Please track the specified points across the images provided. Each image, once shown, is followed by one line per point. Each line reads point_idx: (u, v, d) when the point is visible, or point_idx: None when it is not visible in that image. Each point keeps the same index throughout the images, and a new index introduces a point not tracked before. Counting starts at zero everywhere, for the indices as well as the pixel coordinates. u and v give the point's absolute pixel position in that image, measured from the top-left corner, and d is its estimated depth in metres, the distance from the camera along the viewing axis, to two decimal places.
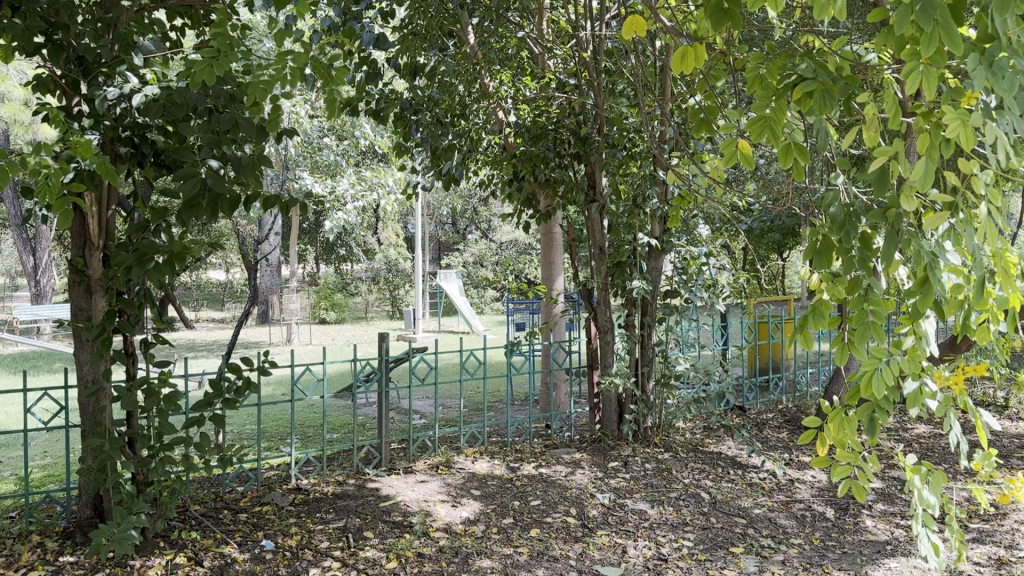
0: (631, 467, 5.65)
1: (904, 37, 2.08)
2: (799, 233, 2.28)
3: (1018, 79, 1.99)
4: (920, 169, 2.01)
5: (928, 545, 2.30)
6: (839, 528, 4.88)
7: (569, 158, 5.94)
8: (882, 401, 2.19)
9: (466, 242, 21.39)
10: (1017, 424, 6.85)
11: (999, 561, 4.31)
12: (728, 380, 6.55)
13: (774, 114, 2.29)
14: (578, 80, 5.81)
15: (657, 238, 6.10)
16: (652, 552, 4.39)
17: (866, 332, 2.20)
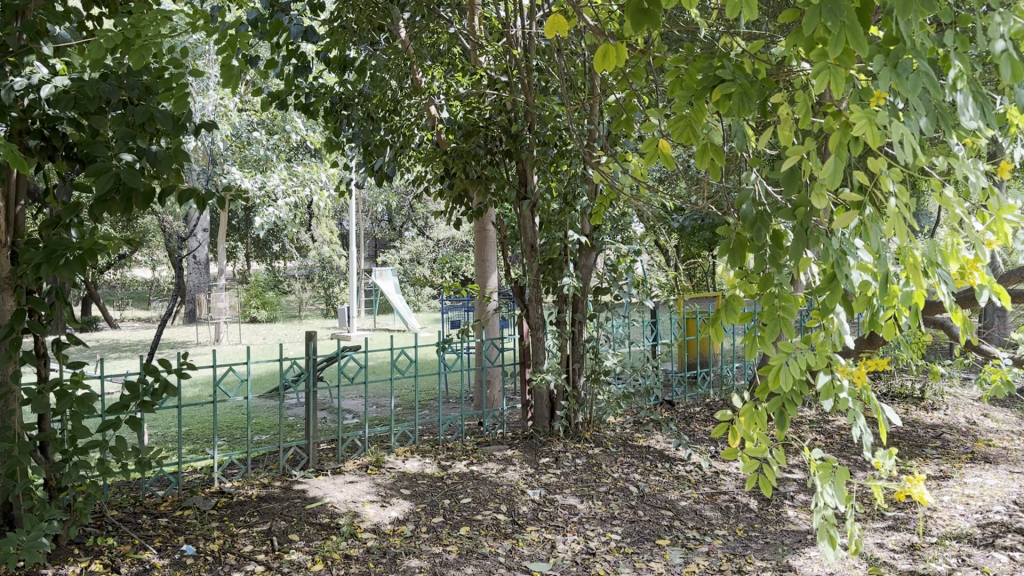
0: (562, 463, 5.68)
1: (814, 38, 2.13)
2: (714, 230, 2.35)
3: (920, 80, 2.07)
4: (829, 167, 2.06)
5: (827, 539, 2.36)
6: (762, 519, 4.99)
7: (500, 155, 5.90)
8: (791, 394, 2.25)
9: (402, 239, 21.20)
10: (931, 415, 7.11)
11: (912, 547, 4.47)
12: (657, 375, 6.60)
13: (692, 112, 2.33)
14: (509, 77, 5.81)
15: (587, 235, 6.14)
16: (581, 547, 4.42)
17: (777, 326, 2.27)
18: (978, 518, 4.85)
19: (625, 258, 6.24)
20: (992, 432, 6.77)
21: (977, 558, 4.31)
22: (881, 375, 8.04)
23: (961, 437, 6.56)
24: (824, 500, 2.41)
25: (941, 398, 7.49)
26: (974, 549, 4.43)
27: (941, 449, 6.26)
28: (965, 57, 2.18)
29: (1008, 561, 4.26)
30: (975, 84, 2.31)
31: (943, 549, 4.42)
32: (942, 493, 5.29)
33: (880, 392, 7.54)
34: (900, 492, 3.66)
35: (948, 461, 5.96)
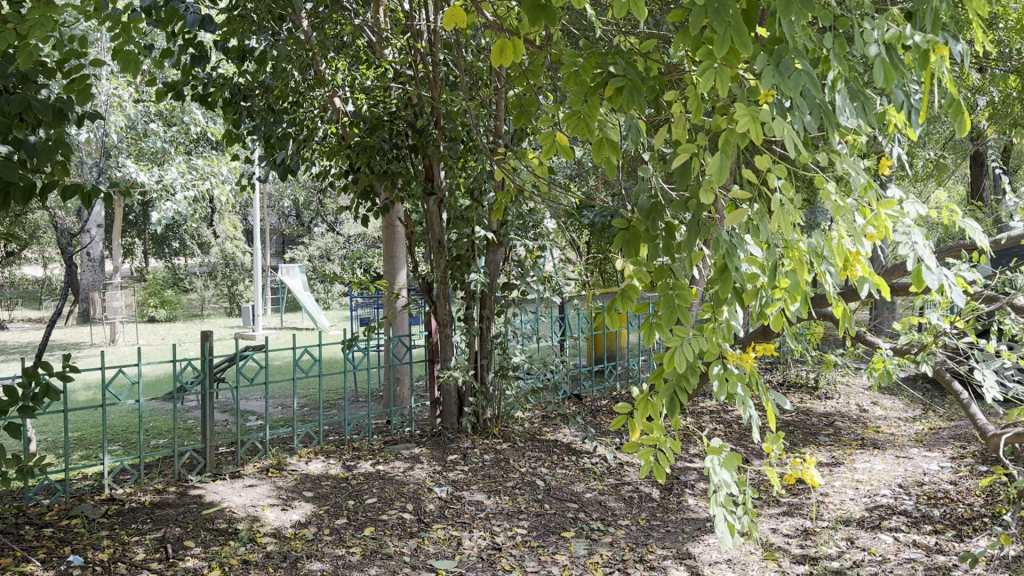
0: (470, 459, 5.67)
1: (701, 38, 2.18)
2: (611, 224, 2.40)
3: (802, 79, 2.14)
4: (716, 163, 2.12)
5: (724, 526, 2.30)
6: (663, 508, 5.10)
7: (406, 150, 5.82)
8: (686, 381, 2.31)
9: (311, 236, 20.78)
10: (825, 403, 7.41)
11: (805, 532, 4.64)
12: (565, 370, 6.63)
13: (588, 109, 2.36)
14: (415, 71, 5.75)
15: (494, 232, 6.14)
16: (486, 542, 4.42)
17: (671, 314, 2.34)
18: (866, 501, 5.08)
19: (532, 255, 6.29)
20: (880, 419, 7.11)
21: (865, 541, 4.51)
22: (778, 366, 8.34)
23: (851, 424, 6.86)
24: (721, 487, 2.39)
25: (834, 387, 7.81)
26: (862, 531, 4.63)
27: (833, 436, 6.53)
28: (844, 58, 2.28)
29: (892, 542, 4.47)
30: (854, 87, 2.43)
31: (834, 533, 4.61)
32: (834, 478, 5.52)
33: (777, 383, 7.82)
34: (789, 476, 3.62)
35: (839, 447, 6.22)
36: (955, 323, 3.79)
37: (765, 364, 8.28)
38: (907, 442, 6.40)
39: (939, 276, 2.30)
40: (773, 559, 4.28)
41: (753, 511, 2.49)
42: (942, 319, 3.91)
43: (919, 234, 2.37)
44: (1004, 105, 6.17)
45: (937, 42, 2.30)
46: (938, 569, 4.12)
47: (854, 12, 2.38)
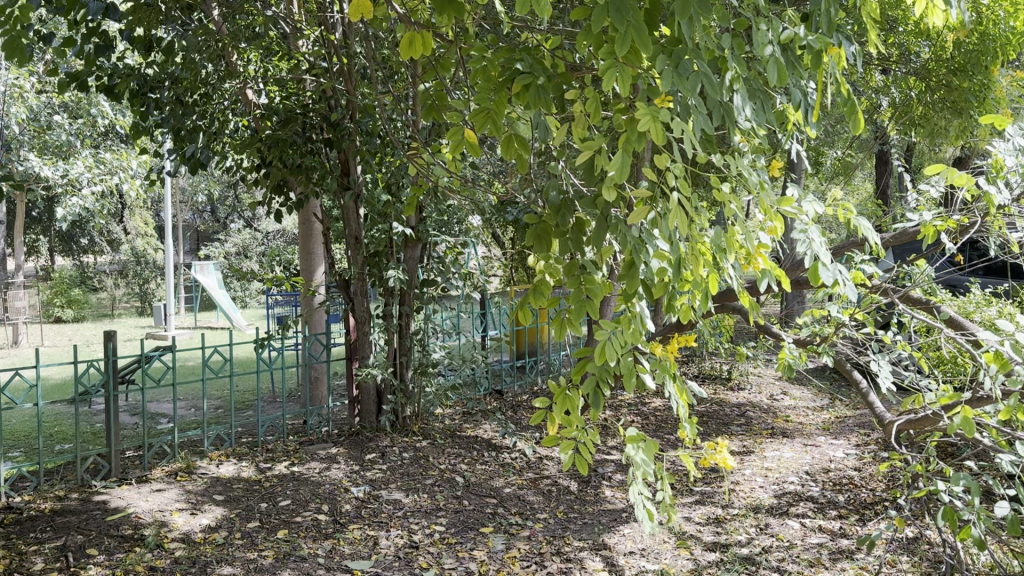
0: (388, 457, 5.63)
1: (603, 37, 2.21)
2: (521, 221, 2.40)
3: (699, 80, 2.21)
4: (618, 160, 2.15)
5: (645, 511, 2.33)
6: (581, 500, 5.16)
7: (320, 144, 5.67)
8: (605, 373, 2.32)
9: (227, 232, 20.28)
10: (737, 394, 7.61)
11: (717, 520, 4.76)
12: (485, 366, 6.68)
13: (496, 106, 2.35)
14: (329, 64, 5.65)
15: (412, 227, 6.10)
16: (403, 541, 4.40)
17: (582, 309, 2.35)
18: (775, 488, 5.24)
19: (453, 251, 6.29)
20: (789, 408, 7.34)
21: (773, 527, 4.65)
22: (694, 359, 8.53)
23: (763, 414, 7.07)
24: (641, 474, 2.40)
25: (746, 378, 8.03)
26: (770, 518, 4.78)
27: (745, 426, 6.72)
28: (742, 57, 2.35)
29: (799, 527, 4.63)
30: (753, 86, 2.51)
31: (744, 520, 4.74)
32: (745, 467, 5.68)
33: (692, 375, 8.00)
34: (702, 459, 3.66)
35: (750, 436, 6.40)
36: (854, 314, 3.92)
37: (681, 357, 8.45)
38: (814, 430, 6.62)
39: (833, 272, 2.39)
40: (685, 547, 4.38)
41: (670, 496, 2.52)
42: (842, 312, 3.97)
43: (815, 232, 2.45)
44: (905, 105, 6.41)
45: (828, 43, 2.39)
46: (841, 552, 4.29)
47: (753, 12, 2.45)
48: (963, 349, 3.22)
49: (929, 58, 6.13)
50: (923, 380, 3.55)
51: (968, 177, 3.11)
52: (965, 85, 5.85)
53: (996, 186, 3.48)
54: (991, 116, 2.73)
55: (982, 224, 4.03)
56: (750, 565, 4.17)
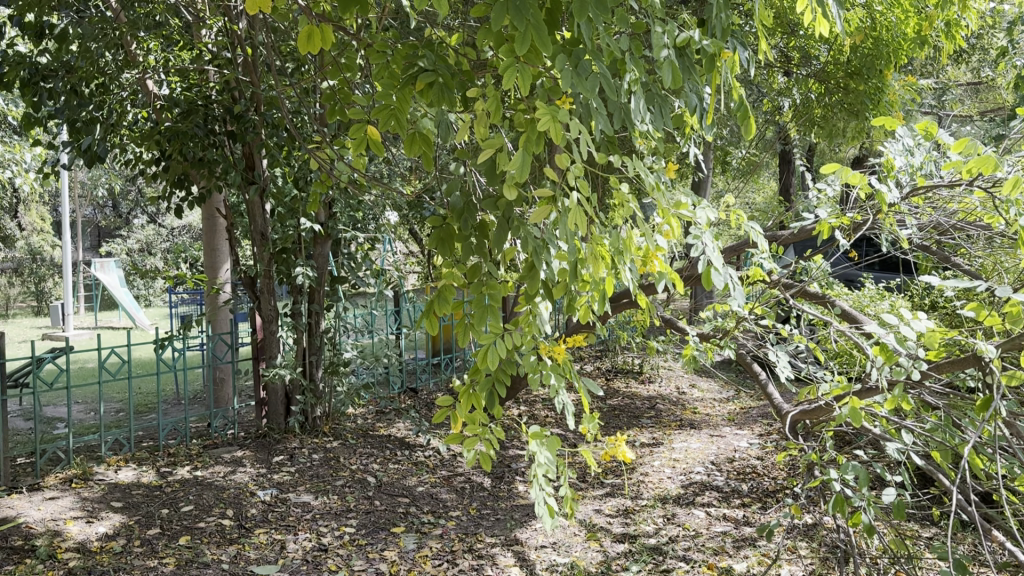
0: (297, 459, 5.52)
1: (504, 35, 2.19)
2: (423, 223, 2.36)
3: (598, 80, 2.23)
4: (519, 160, 2.15)
5: (545, 508, 2.36)
6: (494, 496, 5.18)
7: (224, 137, 5.51)
8: (500, 375, 2.37)
9: (131, 228, 19.54)
10: (648, 388, 7.76)
11: (626, 511, 4.85)
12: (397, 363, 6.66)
13: (398, 103, 2.29)
14: (233, 55, 5.48)
15: (321, 224, 6.00)
16: (312, 544, 4.32)
17: (484, 313, 2.32)
18: (682, 478, 5.37)
19: (363, 247, 6.24)
20: (697, 400, 7.54)
21: (680, 516, 4.76)
22: (606, 353, 8.66)
23: (672, 406, 7.23)
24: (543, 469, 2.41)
25: (657, 372, 8.20)
26: (677, 508, 4.89)
27: (655, 418, 6.86)
28: (638, 62, 2.41)
29: (704, 516, 4.76)
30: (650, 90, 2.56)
31: (652, 511, 4.84)
32: (654, 458, 5.80)
33: (604, 369, 8.13)
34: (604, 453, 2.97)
35: (660, 429, 6.54)
36: (755, 309, 4.01)
37: (593, 351, 8.57)
38: (720, 421, 6.81)
39: (722, 276, 2.53)
40: (595, 540, 4.44)
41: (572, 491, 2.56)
42: (743, 306, 4.04)
43: (708, 236, 2.57)
44: (806, 107, 6.60)
45: (722, 48, 2.45)
46: (744, 539, 4.42)
47: (648, 17, 2.53)
48: (854, 342, 3.32)
49: (827, 62, 6.34)
50: (818, 373, 3.69)
51: (860, 175, 3.28)
52: (860, 88, 6.05)
53: (886, 184, 3.64)
54: (882, 118, 2.91)
55: (873, 222, 4.20)
56: (657, 555, 4.26)
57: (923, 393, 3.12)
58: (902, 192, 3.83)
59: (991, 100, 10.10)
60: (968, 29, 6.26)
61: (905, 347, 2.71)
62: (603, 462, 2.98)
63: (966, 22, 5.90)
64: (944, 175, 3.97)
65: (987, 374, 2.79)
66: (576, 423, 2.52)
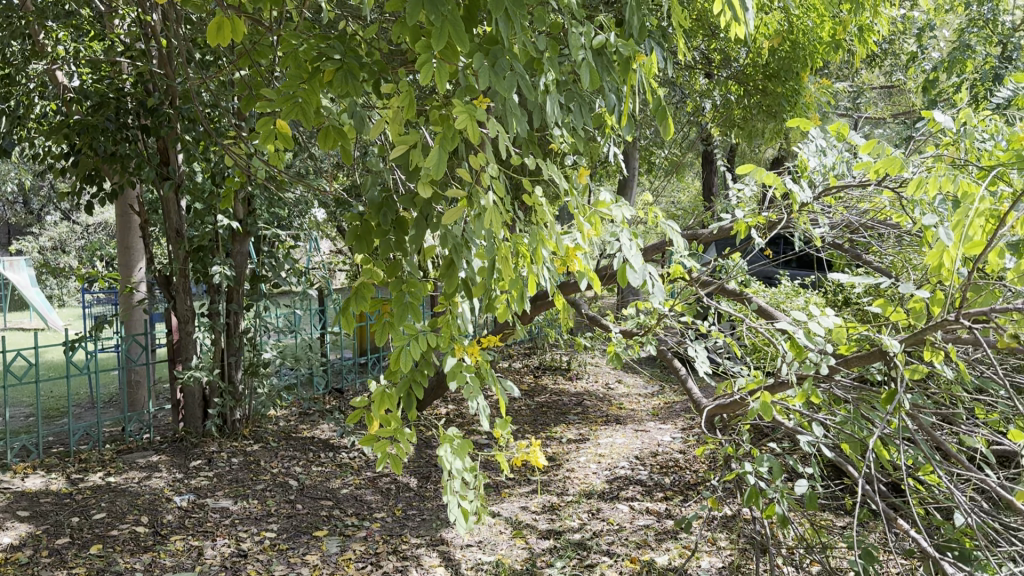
0: (215, 463, 5.40)
1: (419, 30, 2.17)
2: (340, 218, 2.31)
3: (515, 79, 2.22)
4: (435, 157, 2.13)
5: (459, 511, 2.37)
6: (420, 496, 5.15)
7: (137, 131, 5.35)
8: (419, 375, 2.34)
9: (43, 224, 18.79)
10: (575, 384, 7.84)
11: (551, 507, 4.88)
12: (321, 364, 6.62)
13: (307, 95, 2.28)
14: (148, 47, 5.31)
15: (240, 221, 5.82)
16: (230, 550, 4.22)
17: (404, 312, 2.30)
18: (607, 473, 5.44)
19: (282, 244, 6.13)
20: (623, 396, 7.63)
21: (604, 511, 4.82)
22: (535, 350, 8.69)
23: (598, 403, 7.30)
24: (458, 472, 2.41)
25: (584, 368, 8.27)
26: (602, 502, 4.95)
27: (582, 414, 6.92)
28: (555, 63, 2.41)
29: (628, 510, 4.82)
30: (569, 91, 2.59)
31: (577, 507, 4.89)
32: (580, 455, 5.84)
33: (533, 366, 8.17)
34: (518, 457, 3.05)
35: (586, 425, 6.60)
36: (675, 306, 4.10)
37: (522, 349, 8.61)
38: (645, 416, 6.92)
39: (639, 274, 2.60)
40: (521, 537, 4.46)
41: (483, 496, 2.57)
42: (663, 303, 4.10)
43: (626, 233, 2.63)
44: (726, 108, 6.72)
45: (636, 50, 2.48)
46: (666, 532, 4.50)
47: (566, 16, 2.53)
48: (768, 339, 3.38)
49: (746, 64, 6.46)
50: (734, 367, 3.73)
51: (776, 176, 3.35)
52: (778, 90, 6.26)
53: (800, 183, 3.73)
54: (796, 120, 2.99)
55: (788, 221, 4.31)
56: (581, 550, 4.31)
57: (832, 387, 3.20)
58: (815, 192, 3.93)
59: (902, 103, 10.47)
60: (879, 34, 6.48)
61: (815, 343, 2.81)
62: (517, 464, 3.03)
63: (877, 27, 6.10)
64: (855, 176, 4.09)
65: (891, 368, 2.86)
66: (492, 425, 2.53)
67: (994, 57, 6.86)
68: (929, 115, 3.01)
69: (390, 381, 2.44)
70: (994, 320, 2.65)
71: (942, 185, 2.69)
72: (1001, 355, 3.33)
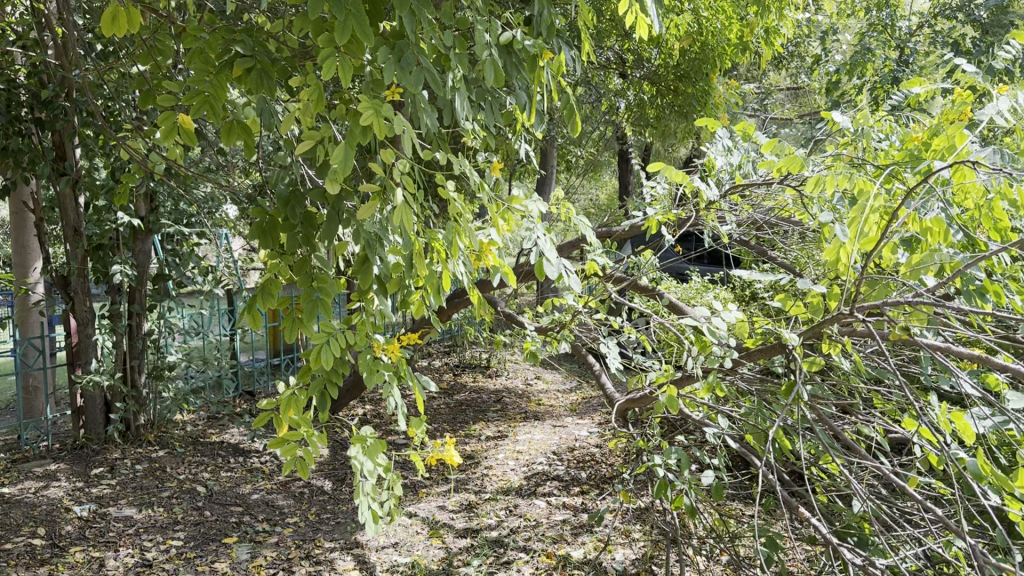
0: (118, 471, 5.20)
1: (324, 24, 2.11)
2: (245, 213, 2.23)
3: (423, 75, 2.18)
4: (341, 154, 2.08)
5: (372, 512, 2.33)
6: (334, 500, 5.07)
7: (31, 124, 5.10)
8: (331, 373, 2.29)
9: None
10: (495, 381, 7.86)
11: (469, 505, 4.88)
12: (226, 367, 6.54)
13: (214, 89, 2.15)
14: (41, 36, 5.08)
15: (142, 218, 5.63)
16: (134, 560, 4.08)
17: (315, 309, 2.24)
18: (524, 470, 5.46)
19: (187, 242, 6.03)
20: (542, 392, 7.69)
21: (521, 507, 4.84)
22: (454, 348, 8.67)
23: (517, 399, 7.34)
24: (372, 472, 2.37)
25: (503, 365, 8.30)
26: (519, 499, 4.97)
27: (501, 411, 6.94)
28: (464, 59, 2.41)
29: (545, 506, 4.85)
30: (479, 88, 2.57)
31: (494, 504, 4.89)
32: (498, 451, 5.86)
33: (452, 364, 8.15)
34: (432, 456, 3.00)
35: (505, 421, 6.62)
36: (588, 302, 4.14)
37: (441, 347, 8.58)
38: (563, 411, 6.98)
39: (555, 268, 2.62)
40: (437, 536, 4.44)
41: (395, 496, 2.55)
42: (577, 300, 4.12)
43: (540, 229, 2.66)
44: (638, 107, 6.83)
45: (543, 48, 2.51)
46: (581, 526, 4.55)
47: (474, 13, 2.51)
48: (676, 334, 3.44)
49: (658, 64, 6.58)
50: (645, 363, 3.80)
51: (685, 175, 3.41)
52: (689, 90, 6.36)
53: (708, 182, 3.81)
54: (703, 120, 3.05)
55: (696, 218, 4.40)
56: (498, 547, 4.31)
57: (736, 379, 3.28)
58: (722, 191, 4.03)
59: (808, 103, 10.83)
60: (785, 36, 6.68)
61: (719, 337, 2.87)
62: (431, 462, 3.00)
63: (782, 30, 6.29)
64: (760, 174, 4.21)
65: (791, 361, 2.96)
66: (408, 423, 2.50)
67: (893, 60, 7.14)
68: (828, 116, 3.11)
69: (301, 381, 2.38)
70: (887, 313, 2.72)
71: (839, 183, 2.77)
72: (893, 347, 3.47)
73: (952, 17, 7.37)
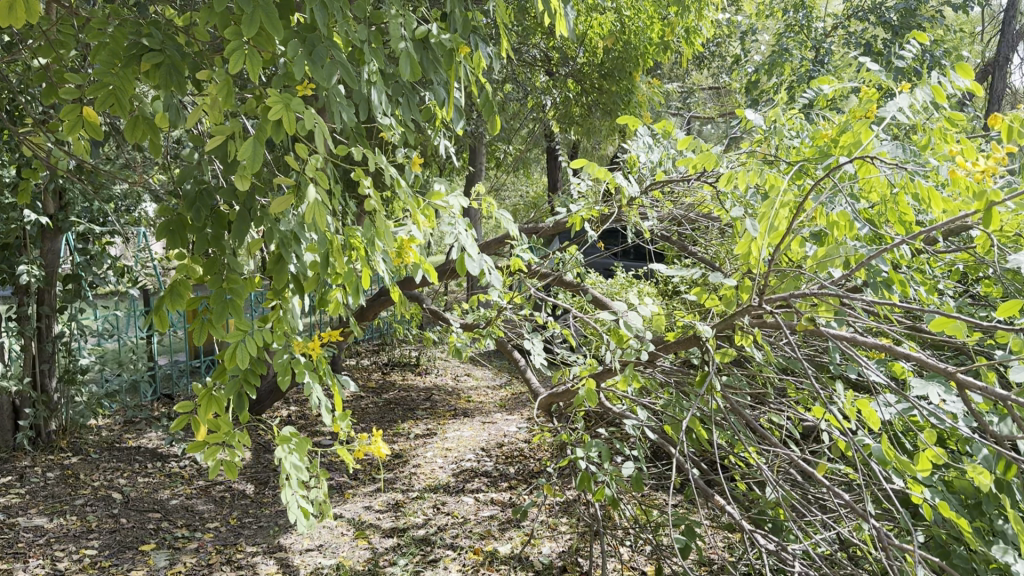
0: (28, 479, 5.02)
1: (232, 16, 2.05)
2: (150, 212, 2.16)
3: (335, 69, 2.14)
4: (249, 149, 2.02)
5: (297, 510, 2.30)
6: (256, 503, 4.98)
7: None
8: (247, 373, 2.25)
9: None
10: (424, 379, 7.83)
11: (396, 504, 4.85)
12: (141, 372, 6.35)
13: (120, 82, 2.07)
14: None
15: (50, 216, 5.50)
16: (44, 571, 3.95)
17: (225, 310, 2.15)
18: (452, 467, 5.46)
19: (98, 241, 5.82)
20: (471, 389, 7.69)
21: (449, 505, 4.84)
22: (384, 347, 8.61)
23: (447, 397, 7.32)
24: (295, 470, 2.33)
25: (433, 363, 8.27)
26: (447, 496, 4.97)
27: (430, 409, 6.92)
28: (379, 54, 2.37)
29: (472, 502, 4.86)
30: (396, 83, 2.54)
31: (421, 502, 4.88)
32: (427, 449, 5.84)
33: (381, 363, 8.09)
34: (357, 451, 2.97)
35: (434, 419, 6.60)
36: (511, 298, 4.16)
37: (370, 346, 8.51)
38: (492, 408, 7.00)
39: (477, 264, 2.69)
40: (363, 537, 4.40)
41: (321, 493, 2.51)
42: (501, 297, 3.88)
43: (461, 224, 2.68)
44: (564, 105, 6.88)
45: (460, 44, 2.50)
46: (508, 521, 4.57)
47: (390, 7, 2.48)
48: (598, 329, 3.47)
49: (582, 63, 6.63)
50: (570, 358, 3.77)
51: (606, 171, 3.43)
52: (612, 90, 6.45)
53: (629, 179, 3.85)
54: (623, 116, 3.08)
55: (619, 214, 4.46)
56: (424, 545, 4.31)
57: (653, 371, 3.33)
58: (642, 188, 4.08)
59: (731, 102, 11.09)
60: (706, 36, 6.82)
61: (634, 329, 2.92)
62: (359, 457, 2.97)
63: (702, 31, 6.40)
64: (679, 171, 4.28)
65: (704, 352, 3.03)
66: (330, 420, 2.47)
67: (809, 61, 7.36)
68: (742, 114, 3.16)
69: (217, 382, 2.32)
70: (796, 304, 2.79)
71: (751, 179, 2.83)
72: (806, 336, 3.56)
73: (865, 20, 7.64)
